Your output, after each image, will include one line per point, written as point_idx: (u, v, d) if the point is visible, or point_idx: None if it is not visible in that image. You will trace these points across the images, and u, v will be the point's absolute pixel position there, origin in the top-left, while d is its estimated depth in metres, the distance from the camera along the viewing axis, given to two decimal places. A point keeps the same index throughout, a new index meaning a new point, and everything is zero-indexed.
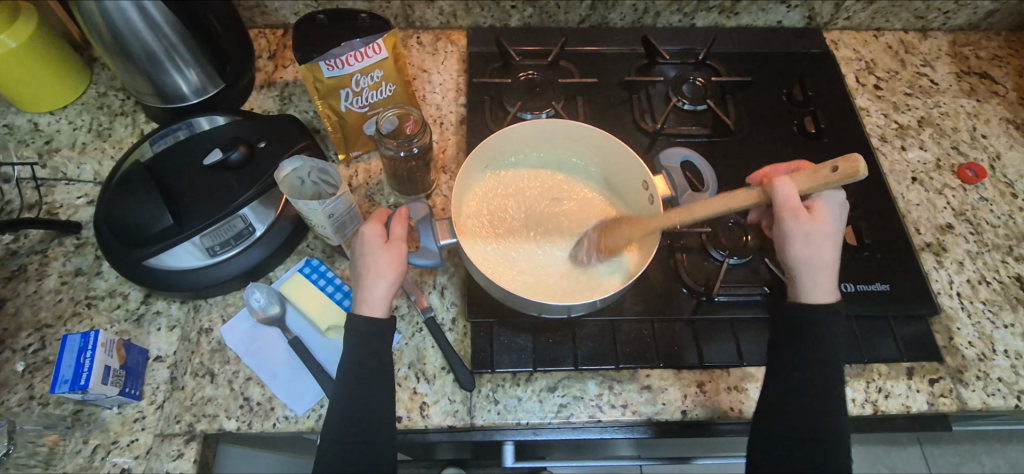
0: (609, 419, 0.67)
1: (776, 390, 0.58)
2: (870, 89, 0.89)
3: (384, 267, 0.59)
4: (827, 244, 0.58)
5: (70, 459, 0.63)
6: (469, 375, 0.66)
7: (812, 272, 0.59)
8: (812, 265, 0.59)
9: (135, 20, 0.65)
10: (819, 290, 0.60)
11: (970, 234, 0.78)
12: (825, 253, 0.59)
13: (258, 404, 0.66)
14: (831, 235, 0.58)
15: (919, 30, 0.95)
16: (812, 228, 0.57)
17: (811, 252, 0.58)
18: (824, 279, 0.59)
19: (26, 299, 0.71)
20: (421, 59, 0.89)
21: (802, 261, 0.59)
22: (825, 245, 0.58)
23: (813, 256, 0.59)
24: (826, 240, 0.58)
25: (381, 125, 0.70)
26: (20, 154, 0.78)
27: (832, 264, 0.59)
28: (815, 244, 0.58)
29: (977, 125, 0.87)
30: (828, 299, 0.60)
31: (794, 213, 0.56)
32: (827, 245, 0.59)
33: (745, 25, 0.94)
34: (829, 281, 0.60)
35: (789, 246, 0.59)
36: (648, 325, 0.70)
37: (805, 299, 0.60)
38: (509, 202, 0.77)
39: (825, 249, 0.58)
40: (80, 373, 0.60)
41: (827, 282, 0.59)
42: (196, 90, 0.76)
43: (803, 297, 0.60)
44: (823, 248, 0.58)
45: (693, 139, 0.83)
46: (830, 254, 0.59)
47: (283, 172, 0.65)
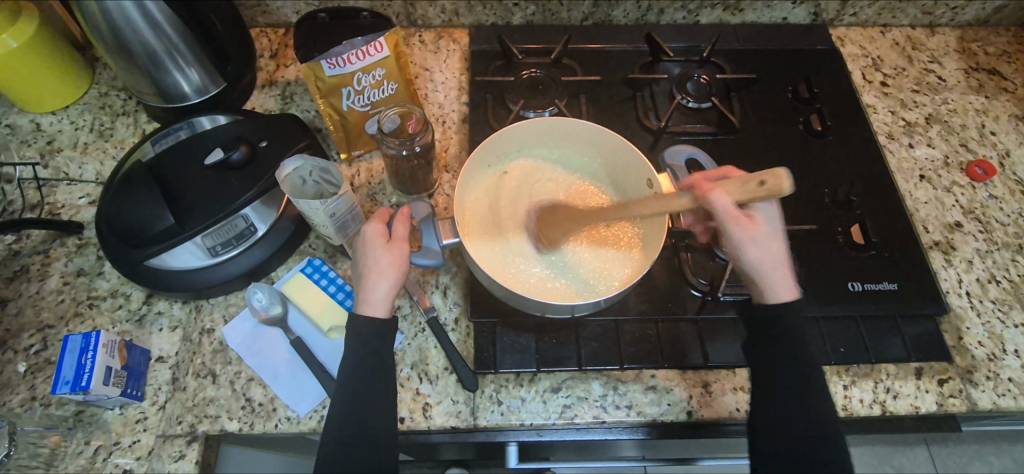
0: (613, 420, 0.66)
1: (789, 390, 0.58)
2: (877, 86, 0.88)
3: (385, 267, 0.58)
4: (764, 248, 0.58)
5: (72, 461, 0.63)
6: (472, 375, 0.66)
7: (762, 276, 0.59)
8: (759, 270, 0.59)
9: (136, 18, 0.65)
10: (781, 292, 0.59)
11: (980, 232, 0.77)
12: (774, 252, 0.59)
13: (260, 405, 0.66)
14: (771, 239, 0.58)
15: (926, 26, 0.93)
16: (749, 232, 0.57)
17: (758, 256, 0.58)
18: (770, 281, 0.59)
19: (28, 300, 0.70)
20: (423, 58, 0.88)
21: (755, 266, 0.59)
22: (748, 250, 0.58)
23: (762, 258, 0.58)
24: (762, 247, 0.58)
25: (383, 124, 0.69)
26: (22, 155, 0.78)
27: (780, 263, 0.59)
28: (760, 248, 0.58)
29: (986, 122, 0.85)
30: (790, 295, 0.59)
31: (734, 220, 0.57)
32: (774, 247, 0.59)
33: (750, 22, 0.93)
34: (787, 280, 0.59)
35: (739, 253, 0.58)
36: (652, 325, 0.70)
37: (770, 300, 0.59)
38: (512, 200, 0.76)
39: (762, 253, 0.58)
40: (81, 374, 0.59)
41: (780, 282, 0.59)
42: (197, 90, 0.75)
43: (766, 299, 0.60)
44: (768, 249, 0.58)
45: (697, 137, 0.82)
46: (775, 256, 0.59)
47: (283, 172, 0.65)
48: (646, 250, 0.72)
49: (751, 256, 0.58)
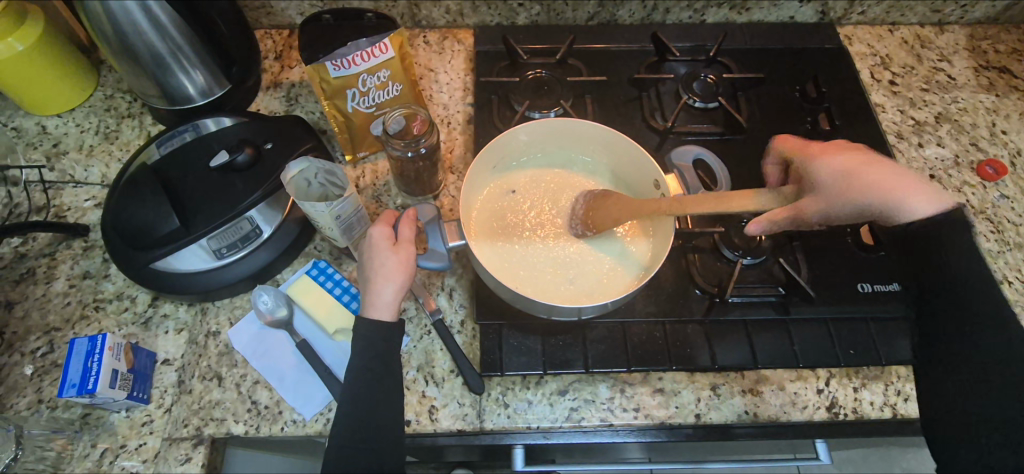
0: (621, 422, 0.66)
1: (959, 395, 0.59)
2: (886, 85, 0.87)
3: (392, 270, 0.58)
4: (887, 179, 0.53)
5: (79, 463, 0.63)
6: (478, 378, 0.66)
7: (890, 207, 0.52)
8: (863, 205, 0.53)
9: (140, 21, 0.65)
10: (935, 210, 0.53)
11: (991, 232, 0.76)
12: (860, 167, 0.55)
13: (266, 408, 0.65)
14: (844, 165, 0.55)
15: (935, 24, 0.93)
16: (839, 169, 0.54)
17: (853, 185, 0.53)
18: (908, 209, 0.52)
19: (34, 303, 0.70)
20: (427, 59, 0.88)
21: (860, 204, 0.53)
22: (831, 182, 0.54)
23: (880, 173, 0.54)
24: (851, 179, 0.53)
25: (388, 126, 0.68)
26: (28, 157, 0.78)
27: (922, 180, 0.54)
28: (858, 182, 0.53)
29: (997, 120, 0.85)
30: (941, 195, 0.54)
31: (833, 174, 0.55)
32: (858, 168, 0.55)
33: (756, 21, 0.92)
34: (923, 194, 0.53)
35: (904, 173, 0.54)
36: (659, 327, 0.69)
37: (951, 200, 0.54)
38: (516, 202, 0.75)
39: (896, 181, 0.53)
40: (88, 377, 0.59)
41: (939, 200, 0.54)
42: (202, 92, 0.75)
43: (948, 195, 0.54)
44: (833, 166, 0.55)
45: (704, 137, 0.81)
46: (899, 173, 0.54)
47: (288, 174, 0.65)
48: (652, 251, 0.72)
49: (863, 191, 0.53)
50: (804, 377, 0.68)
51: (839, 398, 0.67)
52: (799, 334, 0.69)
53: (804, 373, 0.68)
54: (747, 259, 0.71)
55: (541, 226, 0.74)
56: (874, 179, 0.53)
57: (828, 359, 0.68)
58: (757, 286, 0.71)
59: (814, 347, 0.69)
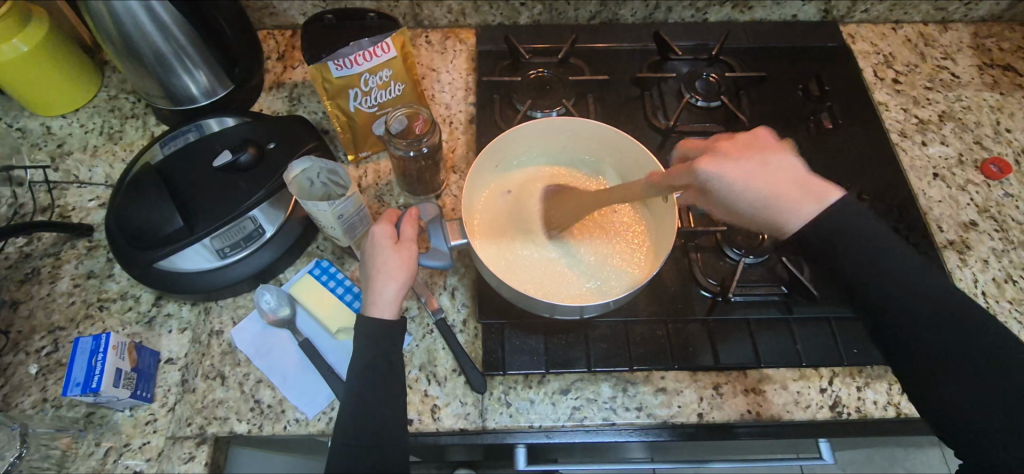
0: (622, 422, 0.66)
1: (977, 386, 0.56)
2: (889, 83, 0.87)
3: (395, 268, 0.58)
4: (780, 176, 0.56)
5: (82, 462, 0.63)
6: (480, 377, 0.66)
7: (792, 211, 0.58)
8: (771, 209, 0.57)
9: (144, 21, 0.65)
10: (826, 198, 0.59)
11: (995, 231, 0.76)
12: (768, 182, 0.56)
13: (268, 407, 0.66)
14: (732, 173, 0.55)
15: (939, 22, 0.92)
16: (724, 175, 0.55)
17: (759, 189, 0.56)
18: (800, 210, 0.58)
19: (39, 302, 0.71)
20: (429, 58, 0.88)
21: (755, 206, 0.57)
22: (743, 192, 0.56)
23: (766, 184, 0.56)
24: (749, 185, 0.56)
25: (391, 125, 0.70)
26: (32, 158, 0.79)
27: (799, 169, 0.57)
28: (745, 185, 0.56)
29: (1001, 118, 0.84)
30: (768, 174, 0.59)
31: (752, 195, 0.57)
32: (743, 170, 0.56)
33: (759, 19, 0.92)
34: (805, 187, 0.58)
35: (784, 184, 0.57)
36: (662, 326, 0.69)
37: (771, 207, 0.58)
38: (517, 202, 0.76)
39: (790, 183, 0.57)
40: (91, 376, 0.60)
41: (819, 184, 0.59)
42: (205, 92, 0.75)
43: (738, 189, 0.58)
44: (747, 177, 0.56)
45: (707, 136, 0.81)
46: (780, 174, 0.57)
47: (292, 173, 0.65)
48: (654, 250, 0.72)
49: (754, 189, 0.56)
50: (807, 376, 0.68)
51: (842, 397, 0.67)
52: (802, 333, 0.69)
53: (807, 372, 0.68)
54: (749, 258, 0.71)
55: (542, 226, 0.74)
56: (782, 185, 0.56)
57: (831, 358, 0.68)
58: (760, 284, 0.71)
59: (817, 346, 0.69)
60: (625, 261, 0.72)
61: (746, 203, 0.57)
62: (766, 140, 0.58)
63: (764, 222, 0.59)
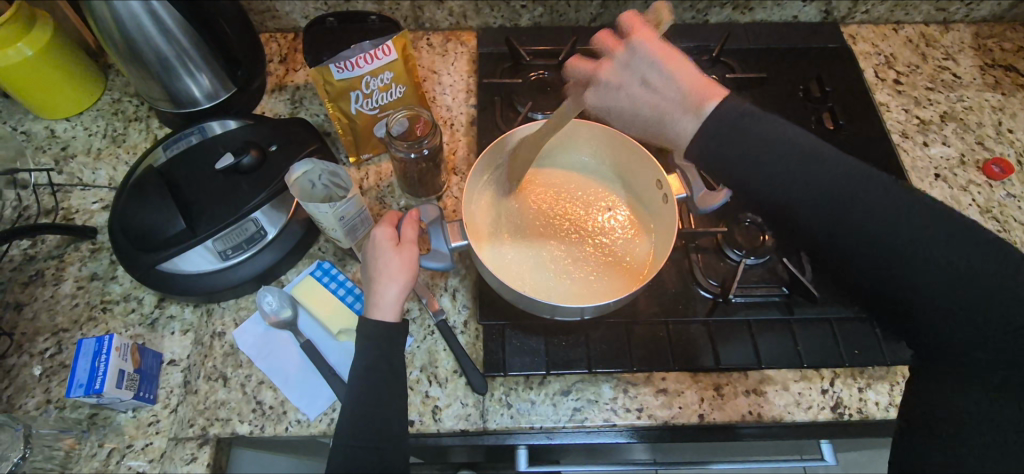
0: (623, 423, 0.66)
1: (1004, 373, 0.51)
2: (890, 84, 0.87)
3: (396, 270, 0.58)
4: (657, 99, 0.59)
5: (86, 463, 0.64)
6: (481, 378, 0.66)
7: (658, 124, 0.59)
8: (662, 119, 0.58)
9: (147, 25, 0.66)
10: (704, 105, 0.55)
11: (998, 232, 0.76)
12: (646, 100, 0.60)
13: (270, 409, 0.66)
14: (624, 100, 0.61)
15: (940, 23, 0.92)
16: (609, 103, 0.64)
17: (648, 113, 0.60)
18: (669, 123, 0.58)
19: (43, 304, 0.71)
20: (431, 61, 0.88)
21: (653, 132, 0.61)
22: (637, 109, 0.61)
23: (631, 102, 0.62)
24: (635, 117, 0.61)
25: (392, 128, 0.70)
26: (38, 161, 0.79)
27: (665, 77, 0.58)
28: (645, 103, 0.60)
29: (1002, 119, 0.84)
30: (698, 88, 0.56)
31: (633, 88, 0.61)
32: (630, 91, 0.61)
33: (759, 20, 0.92)
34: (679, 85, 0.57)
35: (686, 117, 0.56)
36: (663, 327, 0.69)
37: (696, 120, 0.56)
38: (523, 203, 0.76)
39: (669, 100, 0.58)
40: (95, 377, 0.60)
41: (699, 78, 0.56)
42: (208, 95, 0.76)
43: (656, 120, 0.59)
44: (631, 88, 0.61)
45: None
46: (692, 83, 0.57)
47: (293, 176, 0.65)
48: (655, 251, 0.72)
49: (636, 122, 0.62)
50: (808, 377, 0.68)
51: (844, 398, 0.67)
52: (804, 334, 0.69)
53: (808, 373, 0.68)
54: (750, 259, 0.71)
55: (548, 227, 0.74)
56: (650, 105, 0.59)
57: (832, 359, 0.68)
58: (760, 285, 0.71)
59: (819, 348, 0.69)
60: (631, 263, 0.72)
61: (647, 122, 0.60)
62: (661, 52, 0.58)
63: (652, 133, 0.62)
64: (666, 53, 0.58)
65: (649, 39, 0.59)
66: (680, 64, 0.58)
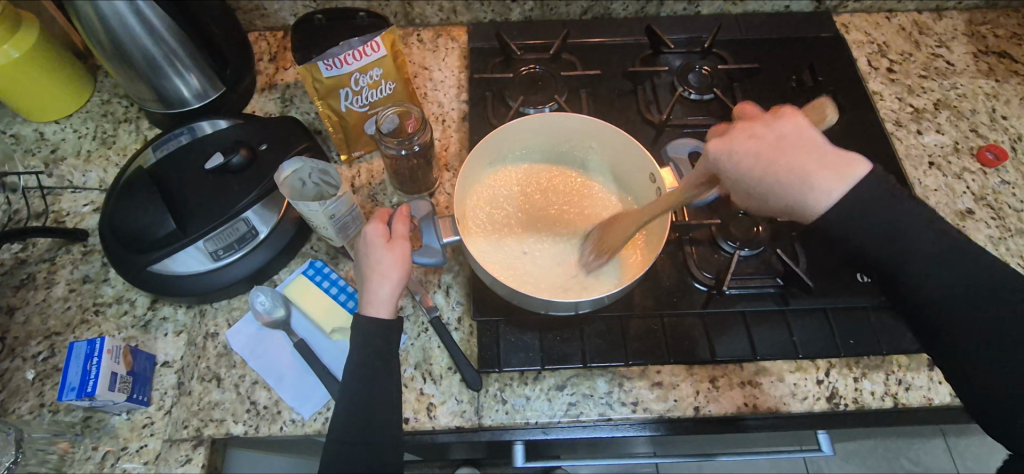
0: (619, 416, 0.66)
1: None
2: (883, 72, 0.87)
3: (388, 267, 0.58)
4: (785, 155, 0.50)
5: (80, 466, 0.64)
6: (476, 375, 0.65)
7: (801, 188, 0.51)
8: (782, 189, 0.51)
9: (133, 24, 0.65)
10: (818, 182, 0.50)
11: (992, 219, 0.76)
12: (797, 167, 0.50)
13: (265, 408, 0.66)
14: (746, 147, 0.51)
15: (932, 11, 0.92)
16: (734, 153, 0.52)
17: (763, 170, 0.51)
18: (813, 185, 0.50)
19: (35, 308, 0.71)
20: (421, 56, 0.88)
21: (798, 202, 0.51)
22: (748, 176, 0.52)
23: (787, 171, 0.50)
24: (754, 163, 0.51)
25: (381, 124, 0.70)
26: (26, 164, 0.79)
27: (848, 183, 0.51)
28: (788, 163, 0.50)
29: (997, 106, 0.83)
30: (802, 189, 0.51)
31: (785, 158, 0.50)
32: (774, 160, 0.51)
33: (752, 11, 0.91)
34: (833, 180, 0.51)
35: (748, 177, 0.52)
36: (657, 320, 0.69)
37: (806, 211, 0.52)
38: (549, 193, 0.77)
39: (788, 149, 0.51)
40: (87, 380, 0.60)
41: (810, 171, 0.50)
42: (197, 94, 0.75)
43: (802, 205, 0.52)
44: (764, 159, 0.51)
45: (701, 129, 0.81)
46: (799, 143, 0.51)
47: (282, 174, 0.64)
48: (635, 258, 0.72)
49: (788, 194, 0.51)
50: (803, 368, 0.68)
51: (839, 388, 0.67)
52: (798, 325, 0.69)
53: (804, 364, 0.68)
54: (744, 251, 0.71)
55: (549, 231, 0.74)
56: (787, 162, 0.50)
57: (829, 350, 0.68)
58: (755, 277, 0.71)
59: (815, 338, 0.68)
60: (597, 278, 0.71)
61: (812, 197, 0.51)
62: (767, 152, 0.51)
63: (774, 205, 0.53)
64: (787, 153, 0.50)
65: (802, 128, 0.52)
66: (796, 154, 0.50)
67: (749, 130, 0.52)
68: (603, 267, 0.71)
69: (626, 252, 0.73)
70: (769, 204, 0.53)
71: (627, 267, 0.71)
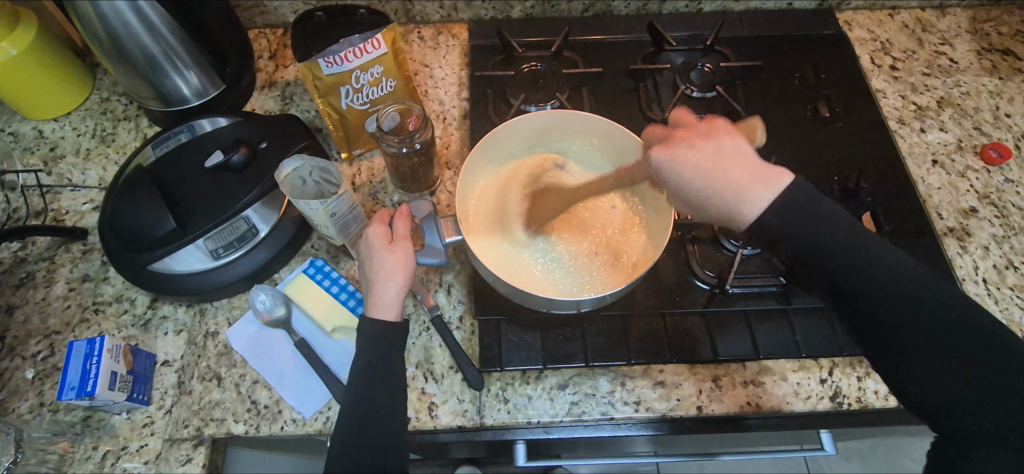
0: (621, 416, 0.65)
1: None
2: (886, 70, 0.86)
3: (391, 269, 0.57)
4: (725, 165, 0.52)
5: (81, 465, 0.63)
6: (478, 374, 0.65)
7: (733, 198, 0.52)
8: (716, 198, 0.53)
9: (132, 22, 0.65)
10: (750, 195, 0.52)
11: (996, 217, 0.75)
12: (722, 177, 0.52)
13: (265, 408, 0.65)
14: (684, 159, 0.53)
15: (936, 8, 0.91)
16: (676, 163, 0.54)
17: (702, 180, 0.53)
18: (744, 196, 0.52)
19: (35, 307, 0.71)
20: (422, 54, 0.87)
21: (726, 212, 0.53)
22: (688, 184, 0.54)
23: (712, 184, 0.52)
24: (694, 174, 0.53)
25: (382, 122, 0.69)
26: (25, 162, 0.78)
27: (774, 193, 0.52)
28: (709, 171, 0.52)
29: (1000, 103, 0.83)
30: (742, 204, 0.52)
31: (706, 169, 0.52)
32: (703, 170, 0.53)
33: (754, 8, 0.91)
34: (763, 191, 0.52)
35: (686, 183, 0.54)
36: (659, 319, 0.69)
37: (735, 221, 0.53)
38: (550, 190, 0.77)
39: (692, 159, 0.53)
40: (86, 380, 0.59)
41: (731, 184, 0.52)
42: (196, 92, 0.75)
43: (732, 217, 0.53)
44: (692, 169, 0.53)
45: (703, 127, 0.80)
46: (729, 157, 0.52)
47: (282, 173, 0.64)
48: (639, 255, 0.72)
49: (719, 202, 0.53)
50: (806, 367, 0.68)
51: (843, 388, 0.67)
52: (801, 324, 0.69)
53: (807, 363, 0.68)
54: (747, 249, 0.70)
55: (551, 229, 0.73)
56: (722, 173, 0.52)
57: (832, 349, 0.68)
58: (758, 275, 0.70)
59: (818, 337, 0.68)
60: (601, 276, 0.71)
61: (739, 211, 0.52)
62: (698, 164, 0.53)
63: (713, 213, 0.55)
64: (714, 165, 0.52)
65: (737, 142, 0.53)
66: (723, 168, 0.52)
67: (688, 141, 0.54)
68: (605, 266, 0.71)
69: (628, 250, 0.73)
70: (706, 212, 0.55)
71: (629, 265, 0.71)
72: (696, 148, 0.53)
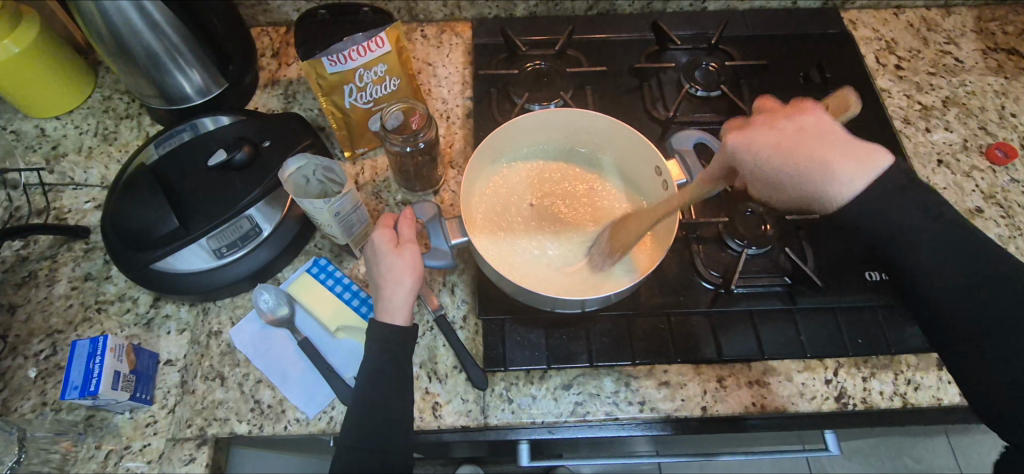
0: (626, 416, 0.65)
1: None
2: (891, 69, 0.86)
3: (400, 273, 0.57)
4: (811, 145, 0.51)
5: (83, 465, 0.63)
6: (482, 374, 0.65)
7: (823, 177, 0.51)
8: (804, 178, 0.52)
9: (134, 19, 0.64)
10: (843, 171, 0.51)
11: (1002, 217, 0.75)
12: (819, 153, 0.51)
13: (268, 407, 0.65)
14: (765, 141, 0.53)
15: (941, 7, 0.91)
16: (755, 146, 0.53)
17: (783, 162, 0.52)
18: (836, 177, 0.51)
19: (37, 306, 0.70)
20: (425, 52, 0.87)
21: (811, 193, 0.52)
22: (772, 169, 0.53)
23: (801, 162, 0.51)
24: (778, 156, 0.52)
25: (386, 121, 0.69)
26: (28, 161, 0.78)
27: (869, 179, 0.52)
28: (804, 151, 0.51)
29: (1005, 103, 0.83)
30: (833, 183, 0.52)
31: (796, 145, 0.52)
32: (791, 150, 0.52)
33: (759, 7, 0.90)
34: (855, 170, 0.51)
35: (771, 166, 0.52)
36: (664, 319, 0.68)
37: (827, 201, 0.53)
38: (556, 191, 0.77)
39: (785, 137, 0.52)
40: (89, 379, 0.59)
41: (829, 161, 0.51)
42: (199, 91, 0.75)
43: (821, 197, 0.52)
44: (780, 150, 0.52)
45: (706, 126, 0.80)
46: (823, 136, 0.51)
47: (286, 172, 0.63)
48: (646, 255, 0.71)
49: (807, 185, 0.52)
50: (812, 368, 0.67)
51: (848, 388, 0.66)
52: (806, 324, 0.68)
53: (812, 363, 0.68)
54: (752, 249, 0.70)
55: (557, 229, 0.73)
56: (807, 152, 0.51)
57: (837, 349, 0.67)
58: (762, 275, 0.70)
59: (823, 337, 0.68)
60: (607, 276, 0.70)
61: (826, 188, 0.52)
62: (787, 143, 0.52)
63: (795, 196, 0.54)
64: (804, 142, 0.51)
65: (826, 124, 0.52)
66: (816, 143, 0.51)
67: (770, 122, 0.53)
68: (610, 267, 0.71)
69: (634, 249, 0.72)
70: (787, 195, 0.54)
71: (636, 264, 0.71)
72: (785, 127, 0.53)
